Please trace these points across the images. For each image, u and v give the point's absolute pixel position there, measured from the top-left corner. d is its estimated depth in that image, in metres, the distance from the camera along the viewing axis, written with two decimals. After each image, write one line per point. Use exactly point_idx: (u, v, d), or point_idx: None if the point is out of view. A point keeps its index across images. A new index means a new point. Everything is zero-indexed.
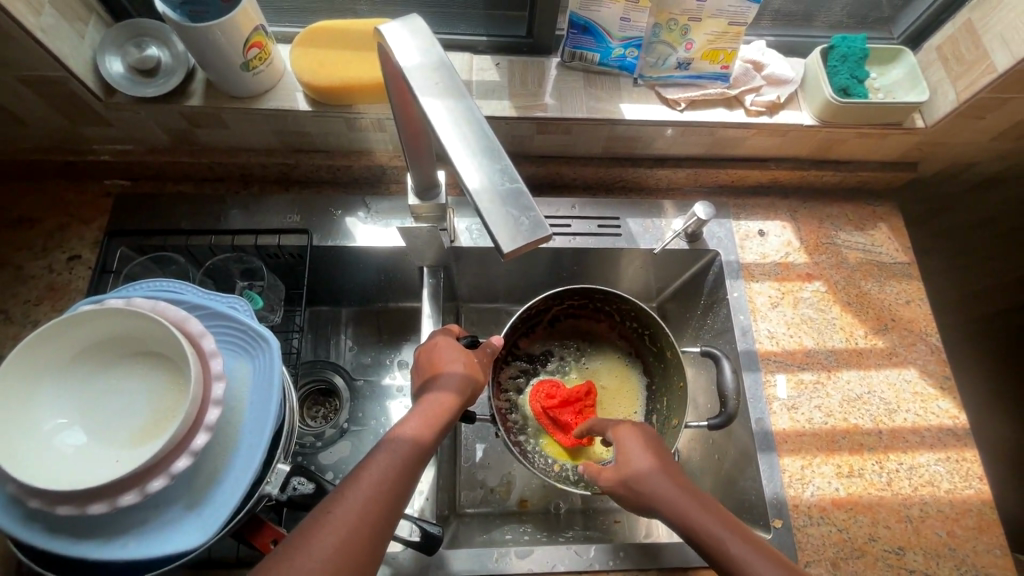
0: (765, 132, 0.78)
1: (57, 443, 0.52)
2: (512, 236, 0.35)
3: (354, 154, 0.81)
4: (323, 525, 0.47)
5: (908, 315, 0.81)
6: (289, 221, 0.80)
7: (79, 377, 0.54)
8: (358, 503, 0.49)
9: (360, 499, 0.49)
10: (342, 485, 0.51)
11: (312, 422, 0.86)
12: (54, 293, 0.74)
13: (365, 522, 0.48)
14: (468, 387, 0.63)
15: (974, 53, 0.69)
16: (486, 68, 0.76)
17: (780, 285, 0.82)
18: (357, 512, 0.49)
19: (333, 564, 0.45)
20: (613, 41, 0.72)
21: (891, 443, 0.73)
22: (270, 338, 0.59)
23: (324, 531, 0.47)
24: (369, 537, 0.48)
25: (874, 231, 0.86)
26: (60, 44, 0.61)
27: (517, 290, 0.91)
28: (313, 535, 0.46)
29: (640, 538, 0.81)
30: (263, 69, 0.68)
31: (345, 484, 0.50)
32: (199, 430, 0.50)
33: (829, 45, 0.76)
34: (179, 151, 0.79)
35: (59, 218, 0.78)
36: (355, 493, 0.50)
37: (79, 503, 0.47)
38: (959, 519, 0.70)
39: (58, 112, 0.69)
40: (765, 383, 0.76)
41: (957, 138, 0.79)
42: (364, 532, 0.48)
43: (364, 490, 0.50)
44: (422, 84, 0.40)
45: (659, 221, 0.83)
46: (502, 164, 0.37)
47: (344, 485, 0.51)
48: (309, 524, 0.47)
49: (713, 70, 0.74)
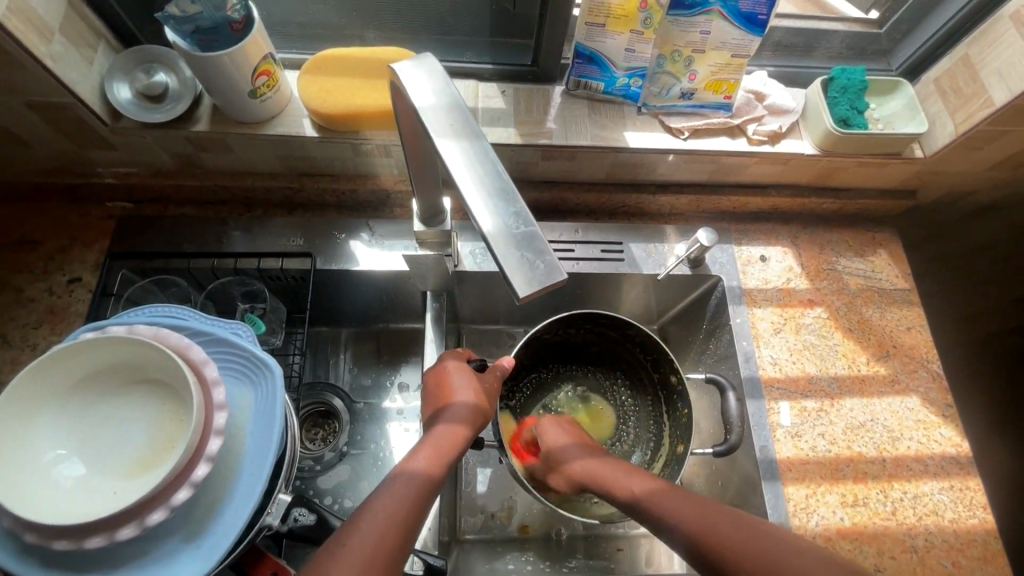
0: (767, 160, 0.79)
1: (56, 474, 0.51)
2: (528, 280, 0.36)
3: (359, 178, 0.81)
4: (338, 558, 0.46)
5: (909, 342, 0.81)
6: (293, 244, 0.80)
7: (80, 405, 0.54)
8: (373, 535, 0.49)
9: (377, 529, 0.49)
10: (356, 516, 0.50)
11: (311, 445, 0.85)
12: (54, 317, 0.73)
13: (380, 555, 0.48)
14: (476, 418, 0.63)
15: (972, 86, 0.71)
16: (491, 95, 0.77)
17: (782, 311, 0.82)
18: (370, 545, 0.48)
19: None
20: (618, 70, 0.73)
21: (895, 471, 0.73)
22: (273, 365, 0.58)
23: (338, 564, 0.46)
24: (383, 570, 0.47)
25: (875, 257, 0.87)
26: (69, 71, 0.61)
27: (519, 314, 0.91)
28: (329, 567, 0.46)
29: (642, 567, 0.80)
30: (271, 96, 0.68)
31: (359, 516, 0.50)
32: (201, 460, 0.49)
33: (830, 77, 0.77)
34: (184, 174, 0.79)
35: (60, 240, 0.78)
36: (370, 525, 0.49)
37: (76, 538, 0.46)
38: (964, 549, 0.69)
39: (63, 136, 0.69)
40: (768, 411, 0.76)
41: (955, 168, 0.80)
42: (378, 565, 0.47)
43: (379, 522, 0.50)
44: (437, 125, 0.41)
45: (662, 246, 0.84)
46: (516, 208, 0.38)
47: (358, 515, 0.50)
48: (323, 558, 0.47)
49: (716, 100, 0.75)
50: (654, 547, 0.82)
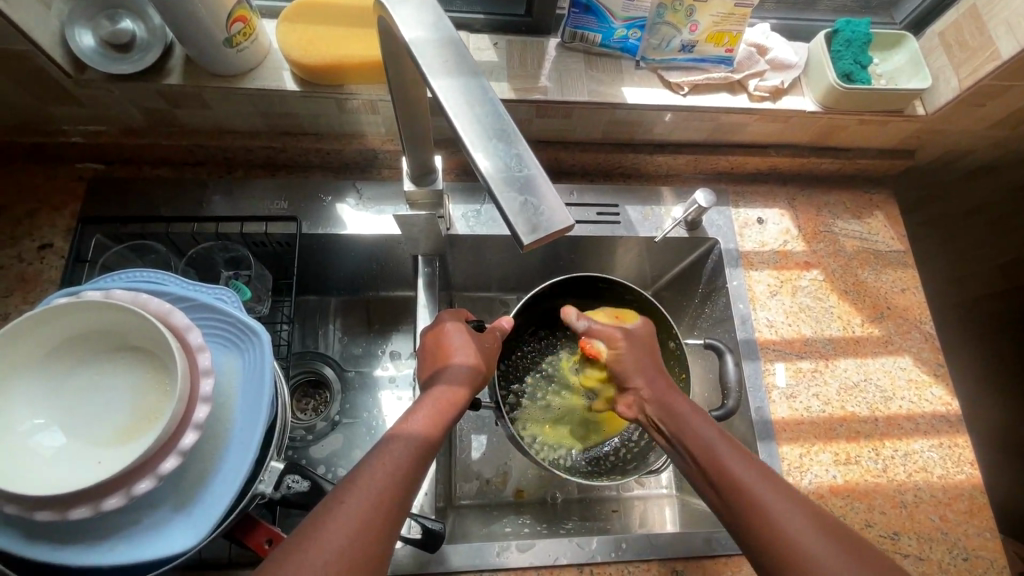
0: (768, 118, 0.77)
1: (35, 445, 0.48)
2: (530, 226, 0.33)
3: (344, 138, 0.77)
4: (336, 515, 0.46)
5: (903, 303, 0.81)
6: (276, 208, 0.77)
7: (57, 373, 0.51)
8: (372, 492, 0.48)
9: (375, 486, 0.48)
10: (355, 473, 0.50)
11: (302, 415, 0.83)
12: (25, 284, 0.69)
13: (381, 509, 0.47)
14: (474, 379, 0.62)
15: (978, 39, 0.69)
16: (483, 48, 0.73)
17: (778, 274, 0.81)
18: (369, 501, 0.47)
19: (351, 552, 0.44)
20: (615, 21, 0.70)
21: (887, 430, 0.74)
22: (260, 330, 0.55)
23: (337, 520, 0.45)
24: (383, 526, 0.47)
25: (871, 219, 0.86)
26: (25, 15, 0.57)
27: (512, 279, 0.89)
28: (325, 523, 0.45)
29: (635, 527, 0.81)
30: (247, 45, 0.64)
31: (357, 475, 0.49)
32: (189, 428, 0.47)
33: (833, 29, 0.75)
34: (157, 132, 0.74)
35: (27, 204, 0.73)
36: (368, 480, 0.49)
37: (59, 508, 0.44)
38: (952, 503, 0.71)
39: (24, 90, 0.65)
40: (764, 372, 0.76)
41: (956, 126, 0.79)
42: (380, 518, 0.47)
43: (378, 478, 0.49)
44: (429, 62, 0.38)
45: (659, 209, 0.82)
46: (518, 149, 0.35)
47: (355, 473, 0.49)
48: (320, 514, 0.46)
49: (717, 53, 0.72)
50: (647, 508, 0.83)
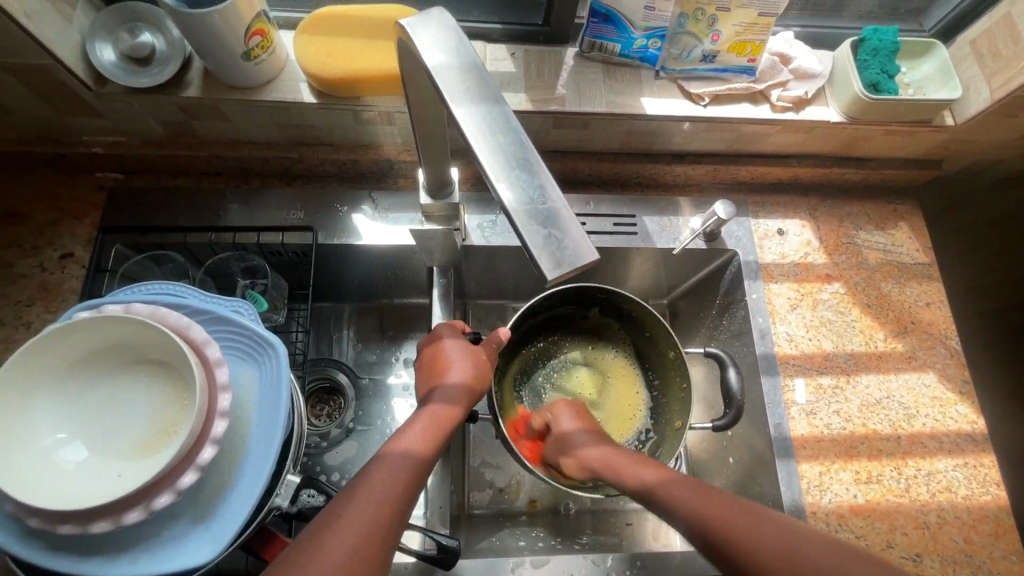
0: (790, 129, 0.75)
1: (57, 459, 0.49)
2: (555, 261, 0.33)
3: (360, 148, 0.77)
4: (335, 529, 0.45)
5: (928, 318, 0.79)
6: (293, 217, 0.77)
7: (78, 387, 0.51)
8: (370, 502, 0.48)
9: (374, 497, 0.48)
10: (352, 488, 0.49)
11: (317, 421, 0.83)
12: (47, 294, 0.70)
13: (380, 520, 0.47)
14: (471, 396, 0.62)
15: (1013, 48, 0.66)
16: (500, 58, 0.73)
17: (799, 287, 0.80)
18: (366, 512, 0.47)
19: (352, 568, 0.44)
20: (635, 31, 0.69)
21: (910, 448, 0.72)
22: (276, 344, 0.55)
23: (337, 533, 0.45)
24: (382, 537, 0.47)
25: (895, 230, 0.84)
26: (46, 30, 0.57)
27: (526, 288, 0.89)
28: (324, 535, 0.45)
29: (649, 542, 0.80)
30: (265, 58, 0.64)
31: (356, 487, 0.49)
32: (207, 443, 0.48)
33: (860, 38, 0.73)
34: (175, 143, 0.75)
35: (49, 213, 0.74)
36: (367, 491, 0.49)
37: (80, 523, 0.45)
38: (976, 525, 0.69)
39: (45, 103, 0.65)
40: (783, 388, 0.74)
41: (986, 137, 0.76)
42: (379, 529, 0.47)
43: (375, 489, 0.49)
44: (450, 87, 0.37)
45: (677, 219, 0.81)
46: (540, 180, 0.35)
47: (353, 486, 0.49)
48: (319, 530, 0.45)
49: (740, 63, 0.71)
50: (661, 522, 0.82)
